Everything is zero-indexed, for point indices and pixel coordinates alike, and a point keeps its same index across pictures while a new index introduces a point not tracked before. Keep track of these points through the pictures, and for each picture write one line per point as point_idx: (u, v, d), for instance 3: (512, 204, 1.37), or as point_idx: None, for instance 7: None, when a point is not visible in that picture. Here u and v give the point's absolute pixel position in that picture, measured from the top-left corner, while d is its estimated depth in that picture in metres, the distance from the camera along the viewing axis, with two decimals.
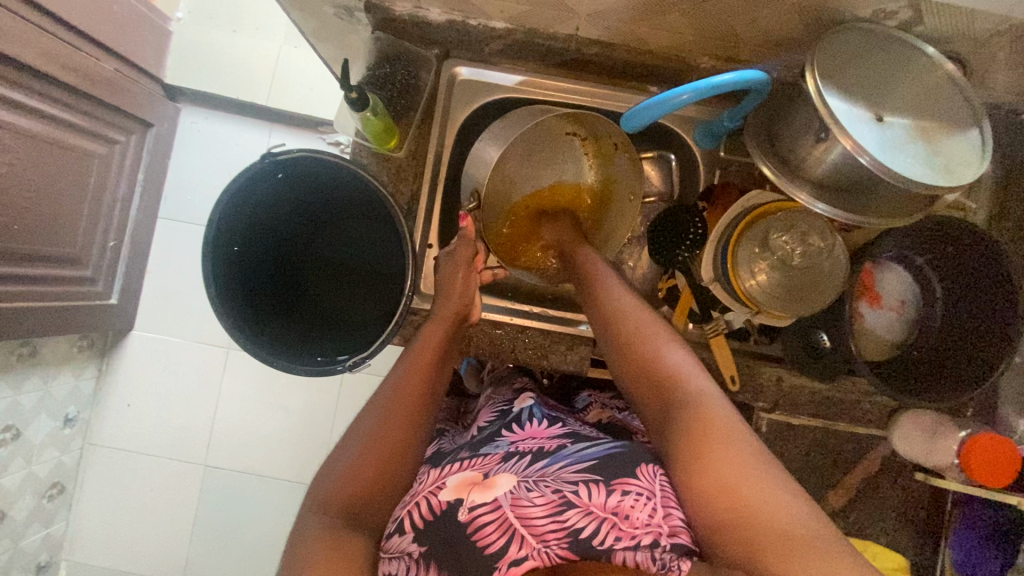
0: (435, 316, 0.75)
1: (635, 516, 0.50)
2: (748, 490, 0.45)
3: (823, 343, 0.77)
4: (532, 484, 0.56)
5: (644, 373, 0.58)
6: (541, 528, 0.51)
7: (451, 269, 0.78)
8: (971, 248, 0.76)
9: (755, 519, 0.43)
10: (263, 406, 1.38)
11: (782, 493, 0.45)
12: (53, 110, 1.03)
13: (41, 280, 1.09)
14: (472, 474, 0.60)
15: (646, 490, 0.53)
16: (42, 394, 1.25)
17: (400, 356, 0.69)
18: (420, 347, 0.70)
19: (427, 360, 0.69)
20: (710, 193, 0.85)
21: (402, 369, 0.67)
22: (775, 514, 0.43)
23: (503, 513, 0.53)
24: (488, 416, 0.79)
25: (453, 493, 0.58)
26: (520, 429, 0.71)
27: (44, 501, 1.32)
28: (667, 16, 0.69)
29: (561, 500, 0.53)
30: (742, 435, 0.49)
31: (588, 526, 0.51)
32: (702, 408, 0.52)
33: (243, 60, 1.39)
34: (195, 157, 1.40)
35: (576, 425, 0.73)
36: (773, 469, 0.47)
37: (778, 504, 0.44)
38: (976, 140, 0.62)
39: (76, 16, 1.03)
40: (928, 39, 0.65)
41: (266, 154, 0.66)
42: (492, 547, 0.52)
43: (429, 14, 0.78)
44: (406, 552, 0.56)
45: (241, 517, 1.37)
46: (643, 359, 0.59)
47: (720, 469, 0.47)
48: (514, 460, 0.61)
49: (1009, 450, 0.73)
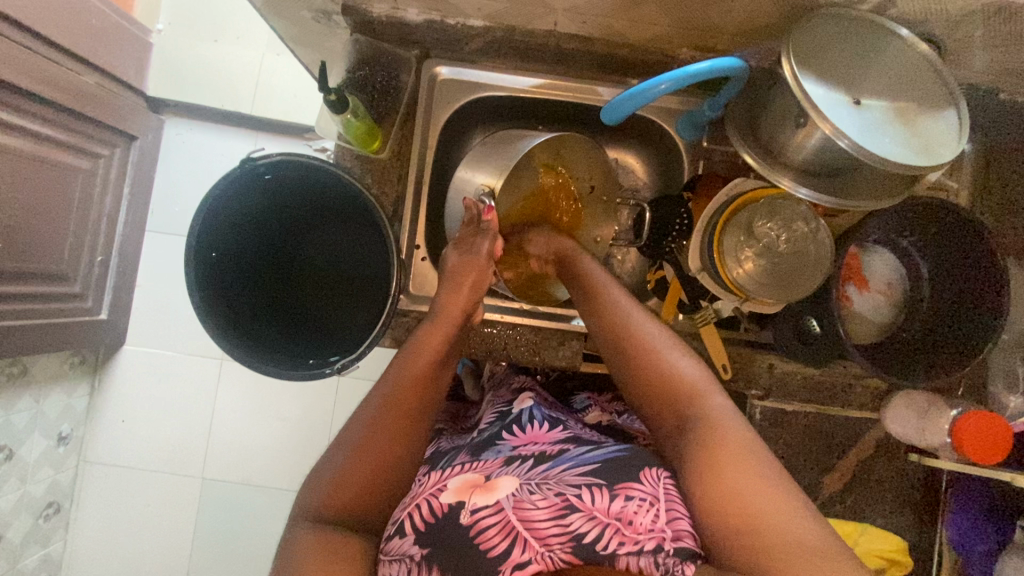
0: (436, 315, 0.73)
1: (638, 522, 0.50)
2: (754, 498, 0.48)
3: (812, 328, 0.77)
4: (534, 487, 0.55)
5: (654, 390, 0.59)
6: (544, 532, 0.51)
7: (466, 262, 0.76)
8: (953, 228, 0.77)
9: (762, 527, 0.46)
10: (259, 415, 1.38)
11: (791, 505, 0.47)
12: (37, 126, 1.02)
13: (31, 298, 1.09)
14: (473, 477, 0.59)
15: (649, 496, 0.53)
16: (34, 413, 1.24)
17: (396, 358, 0.68)
18: (416, 347, 0.68)
19: (420, 366, 0.66)
20: (695, 183, 0.85)
21: (398, 368, 0.65)
22: (782, 525, 0.45)
23: (506, 515, 0.52)
24: (488, 417, 0.80)
25: (455, 495, 0.57)
26: (520, 431, 0.70)
27: (41, 522, 1.31)
28: (642, 8, 0.69)
29: (564, 504, 0.52)
30: (753, 454, 0.51)
31: (591, 531, 0.50)
32: (716, 428, 0.53)
33: (225, 69, 1.38)
34: (181, 168, 1.40)
35: (577, 428, 0.73)
36: (778, 480, 0.49)
37: (786, 519, 0.46)
38: (954, 121, 0.63)
39: (55, 32, 1.03)
40: (904, 21, 0.65)
41: (245, 160, 0.65)
42: (495, 550, 0.51)
43: (407, 15, 0.79)
44: (406, 555, 0.55)
45: (240, 529, 1.36)
46: (650, 371, 0.60)
47: (728, 480, 0.49)
48: (516, 464, 0.61)
49: (1003, 428, 0.73)
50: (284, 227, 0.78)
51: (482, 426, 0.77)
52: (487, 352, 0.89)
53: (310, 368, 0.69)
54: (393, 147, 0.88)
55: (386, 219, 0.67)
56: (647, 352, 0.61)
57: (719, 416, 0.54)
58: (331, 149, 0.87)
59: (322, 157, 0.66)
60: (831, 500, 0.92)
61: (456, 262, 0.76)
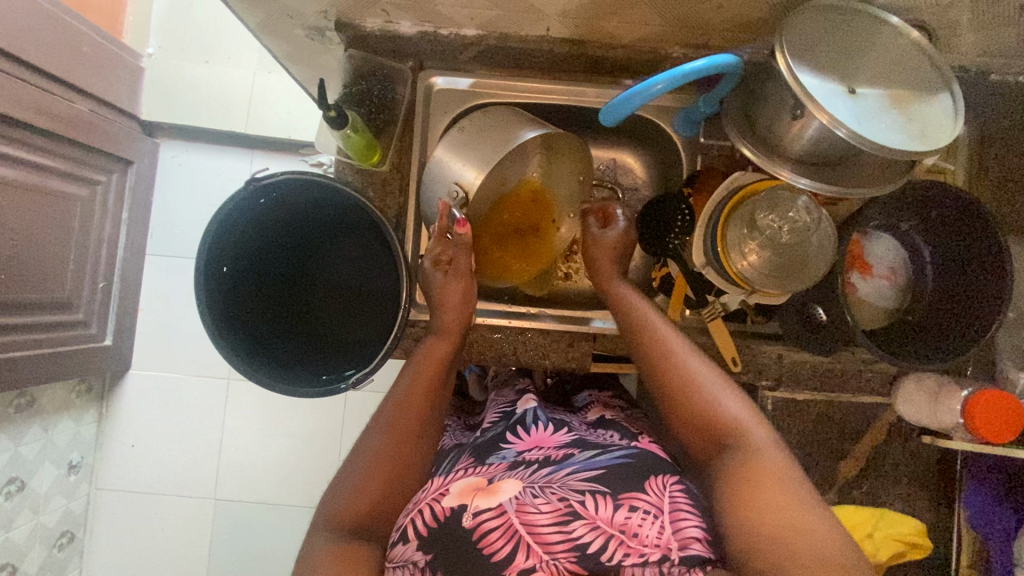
0: (440, 330, 0.74)
1: (643, 534, 0.50)
2: (789, 516, 0.48)
3: (819, 315, 0.79)
4: (537, 491, 0.54)
5: (696, 418, 0.60)
6: (547, 538, 0.50)
7: (450, 280, 0.77)
8: (954, 210, 0.77)
9: (794, 541, 0.46)
10: (267, 432, 1.37)
11: (818, 526, 0.47)
12: (32, 155, 1.02)
13: (35, 328, 1.09)
14: (475, 480, 0.58)
15: (654, 508, 0.52)
16: (43, 443, 1.24)
17: (406, 363, 0.70)
18: (422, 361, 0.70)
19: (424, 380, 0.67)
20: (694, 178, 0.86)
21: (406, 378, 0.67)
22: (812, 544, 0.46)
23: (508, 519, 0.51)
24: (491, 418, 0.80)
25: (457, 499, 0.55)
26: (525, 435, 0.70)
27: (55, 551, 1.31)
28: (633, 9, 0.70)
29: (566, 509, 0.52)
30: (791, 484, 0.51)
31: (595, 541, 0.50)
32: (756, 460, 0.53)
33: (218, 89, 1.38)
34: (178, 190, 1.40)
35: (582, 430, 0.72)
36: (813, 506, 0.49)
37: (811, 533, 0.47)
38: (949, 105, 0.63)
39: (45, 61, 1.03)
40: (895, 7, 0.66)
41: (250, 180, 0.67)
42: (500, 553, 0.50)
43: (400, 27, 0.79)
44: (409, 561, 0.54)
45: (256, 547, 1.36)
46: (694, 400, 0.61)
47: (762, 501, 0.49)
48: (520, 468, 0.60)
49: (1014, 406, 0.74)
50: (311, 231, 0.80)
51: (485, 427, 0.78)
52: (496, 358, 0.89)
53: (323, 384, 0.71)
54: (393, 159, 0.89)
55: (390, 230, 0.69)
56: (687, 386, 0.62)
57: (762, 450, 0.55)
58: (331, 164, 0.88)
59: (322, 173, 0.67)
60: (846, 487, 0.92)
61: (443, 282, 0.77)
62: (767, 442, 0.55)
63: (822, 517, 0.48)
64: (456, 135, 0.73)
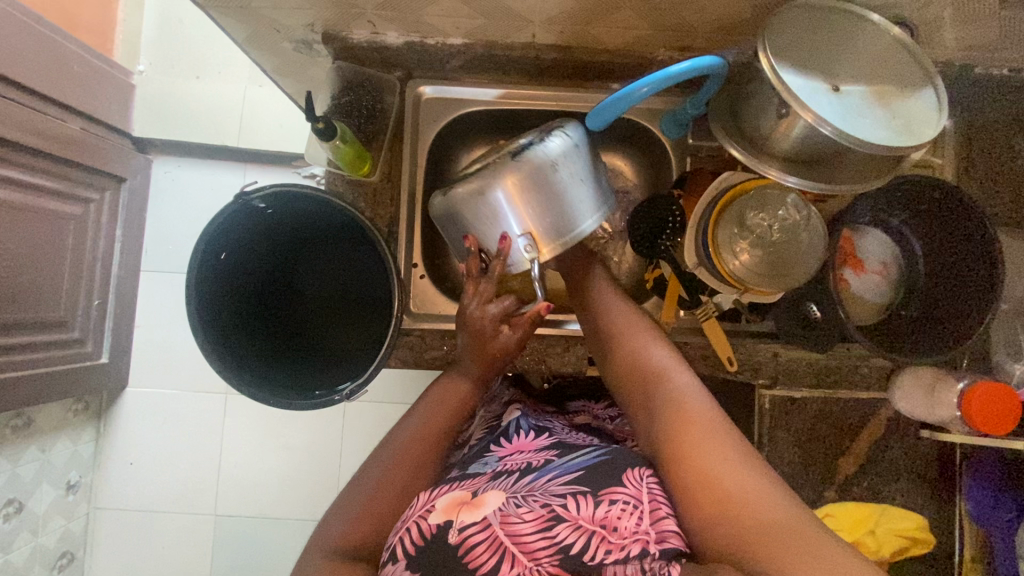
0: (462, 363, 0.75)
1: (623, 526, 0.50)
2: (729, 481, 0.50)
3: (813, 313, 0.76)
4: (520, 500, 0.54)
5: (630, 372, 0.66)
6: (531, 545, 0.50)
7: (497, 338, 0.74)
8: (942, 203, 0.78)
9: (741, 509, 0.48)
10: (264, 445, 1.37)
11: (759, 486, 0.50)
12: (24, 175, 1.03)
13: (30, 348, 1.08)
14: (461, 494, 0.57)
15: (633, 499, 0.53)
16: (41, 463, 1.24)
17: (423, 396, 0.72)
18: (441, 394, 0.72)
19: (448, 406, 0.71)
20: (685, 180, 0.87)
21: (423, 413, 0.70)
22: (755, 505, 0.48)
23: (494, 531, 0.51)
24: (477, 433, 0.79)
25: (442, 515, 0.54)
26: (507, 441, 0.70)
27: (55, 572, 1.30)
28: (619, 13, 0.70)
29: (550, 515, 0.51)
30: (719, 432, 0.55)
31: (578, 541, 0.50)
32: (681, 405, 0.59)
33: (209, 104, 1.38)
34: (171, 206, 1.39)
35: (563, 433, 0.72)
36: (750, 465, 0.52)
37: (757, 497, 0.48)
38: (932, 99, 0.63)
39: (34, 81, 1.03)
40: (876, 6, 0.67)
41: (239, 195, 0.66)
42: (483, 566, 0.50)
43: (387, 38, 0.79)
44: None
45: (257, 563, 1.35)
46: (625, 354, 0.68)
47: (709, 468, 0.52)
48: (501, 478, 0.59)
49: (1007, 396, 0.74)
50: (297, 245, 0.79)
51: (472, 443, 0.76)
52: None
53: (318, 397, 0.70)
54: (384, 168, 0.89)
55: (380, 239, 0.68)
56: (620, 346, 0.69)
57: (684, 391, 0.60)
58: (322, 176, 0.88)
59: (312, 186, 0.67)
60: (847, 483, 0.92)
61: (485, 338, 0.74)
62: (691, 387, 0.61)
63: (769, 481, 0.50)
64: (545, 186, 0.67)
